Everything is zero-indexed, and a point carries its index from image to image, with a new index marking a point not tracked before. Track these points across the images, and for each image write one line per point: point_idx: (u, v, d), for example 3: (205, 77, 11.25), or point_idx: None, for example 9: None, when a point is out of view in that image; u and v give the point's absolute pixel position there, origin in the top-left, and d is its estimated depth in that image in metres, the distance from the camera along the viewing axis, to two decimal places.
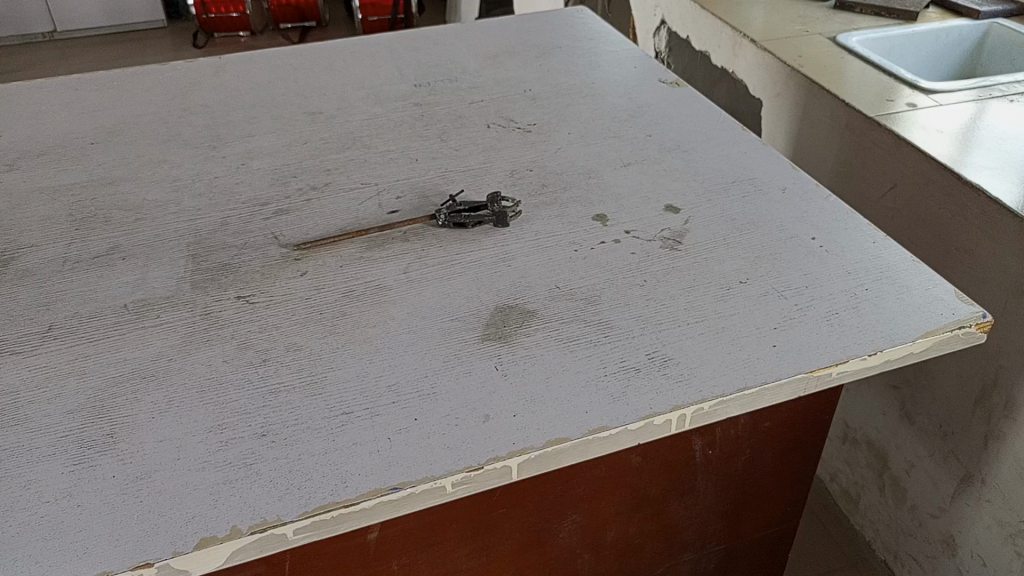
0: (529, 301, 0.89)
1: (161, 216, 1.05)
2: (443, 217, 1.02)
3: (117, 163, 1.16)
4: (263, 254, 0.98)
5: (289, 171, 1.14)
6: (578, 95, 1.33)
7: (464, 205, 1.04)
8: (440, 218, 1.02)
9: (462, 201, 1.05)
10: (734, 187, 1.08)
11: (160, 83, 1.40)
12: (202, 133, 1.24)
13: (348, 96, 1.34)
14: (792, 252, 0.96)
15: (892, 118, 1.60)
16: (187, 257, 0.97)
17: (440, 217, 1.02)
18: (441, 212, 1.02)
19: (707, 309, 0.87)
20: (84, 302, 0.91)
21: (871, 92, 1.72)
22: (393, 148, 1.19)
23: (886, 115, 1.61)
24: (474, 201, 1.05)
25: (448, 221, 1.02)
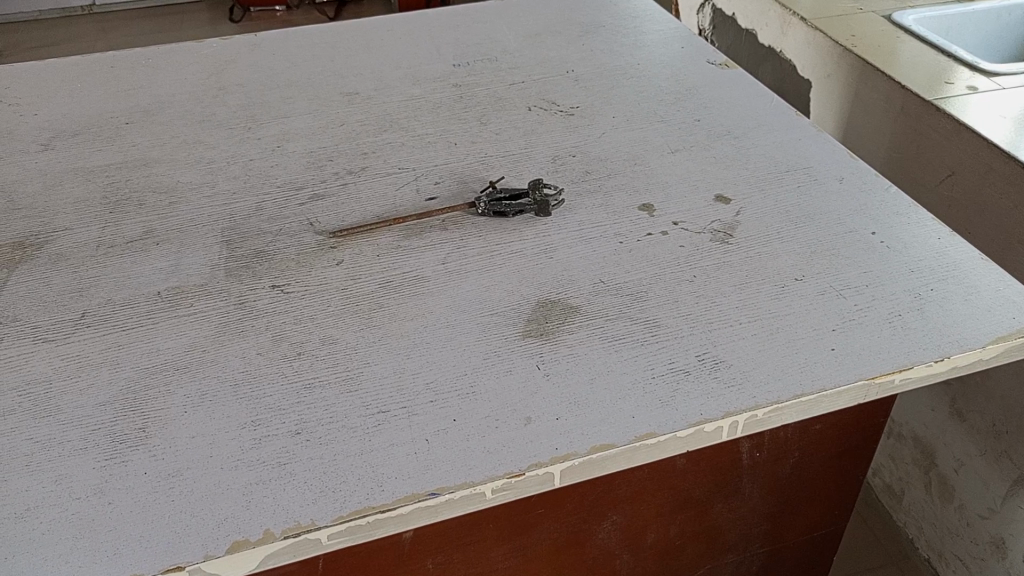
0: (572, 296, 0.85)
1: (195, 199, 1.03)
2: (483, 206, 0.98)
3: (151, 144, 1.14)
4: (298, 241, 0.95)
5: (325, 154, 1.11)
6: (623, 76, 1.28)
7: (509, 191, 1.00)
8: (480, 206, 0.98)
9: (507, 186, 1.02)
10: (788, 176, 1.02)
11: (195, 61, 1.37)
12: (237, 114, 1.21)
13: (386, 75, 1.30)
14: (850, 247, 0.90)
15: (951, 102, 1.53)
16: (221, 244, 0.95)
17: (480, 205, 0.98)
18: (481, 199, 0.98)
19: (761, 307, 0.83)
20: (117, 289, 0.89)
21: (929, 73, 1.64)
22: (431, 132, 1.15)
23: (944, 99, 1.54)
24: (518, 187, 1.01)
25: (489, 207, 0.98)
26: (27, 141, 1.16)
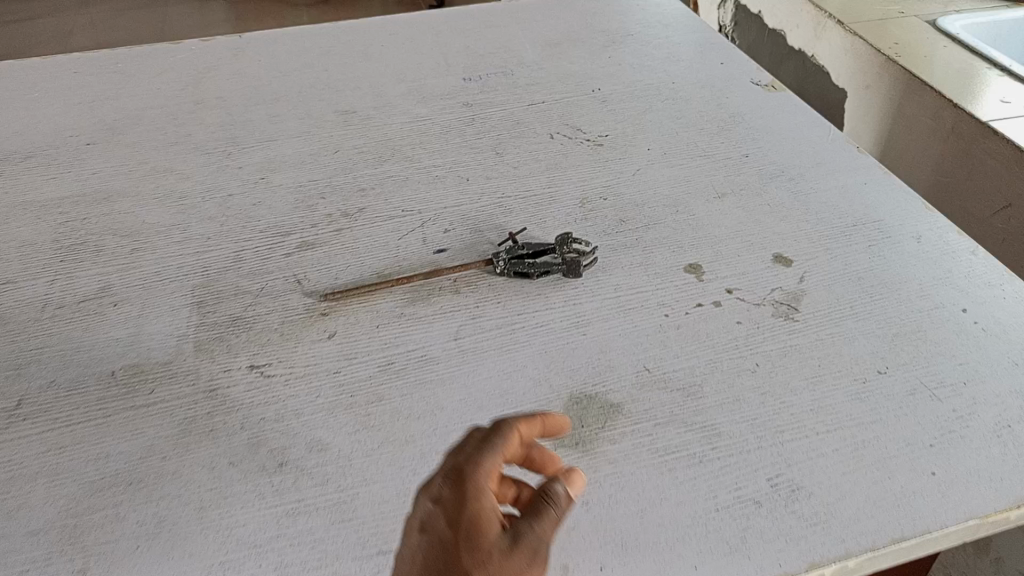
0: (612, 390, 0.71)
1: (163, 245, 0.88)
2: (502, 265, 0.83)
3: (114, 171, 0.99)
4: (282, 306, 0.80)
5: (315, 189, 0.96)
6: (657, 98, 1.13)
7: (533, 246, 0.85)
8: (498, 265, 0.83)
9: (531, 240, 0.87)
10: (856, 232, 0.88)
11: (170, 66, 1.21)
12: (216, 135, 1.05)
13: (386, 90, 1.15)
14: (940, 328, 0.76)
15: (1011, 125, 1.37)
16: (191, 307, 0.80)
17: (499, 264, 0.83)
18: (500, 256, 0.83)
19: (840, 412, 0.69)
20: (63, 368, 0.74)
21: (983, 90, 1.48)
22: (439, 163, 1.00)
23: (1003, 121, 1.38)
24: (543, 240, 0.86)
25: (509, 265, 0.83)
26: None
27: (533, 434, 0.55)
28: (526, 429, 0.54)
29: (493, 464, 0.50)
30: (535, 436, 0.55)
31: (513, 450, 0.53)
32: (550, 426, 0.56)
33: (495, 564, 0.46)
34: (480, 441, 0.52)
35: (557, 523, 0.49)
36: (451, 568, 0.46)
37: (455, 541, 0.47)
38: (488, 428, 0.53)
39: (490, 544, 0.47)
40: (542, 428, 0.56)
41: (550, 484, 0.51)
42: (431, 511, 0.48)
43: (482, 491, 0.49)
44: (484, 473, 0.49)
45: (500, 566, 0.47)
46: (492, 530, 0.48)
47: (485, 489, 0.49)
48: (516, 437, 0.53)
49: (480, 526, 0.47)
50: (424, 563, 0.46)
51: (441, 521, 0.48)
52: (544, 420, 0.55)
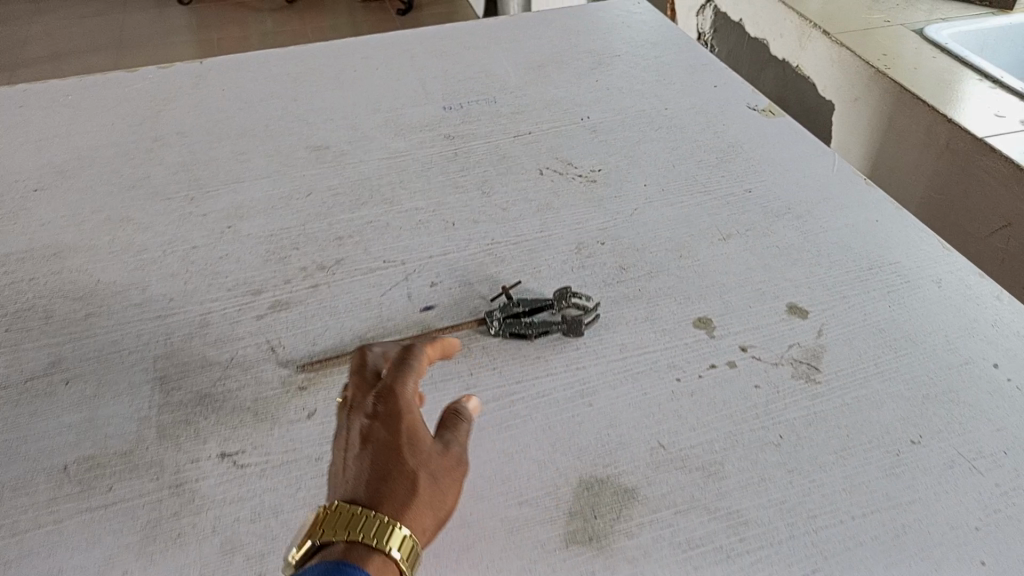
0: (625, 471, 0.65)
1: (120, 309, 0.80)
2: (497, 325, 0.76)
3: (65, 222, 0.90)
4: (256, 379, 0.72)
5: (288, 238, 0.88)
6: (650, 126, 1.06)
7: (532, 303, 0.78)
8: (493, 324, 0.76)
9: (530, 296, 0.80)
10: (873, 277, 0.82)
11: (125, 98, 1.12)
12: (177, 177, 0.97)
13: (361, 122, 1.07)
14: (972, 388, 0.71)
15: (1008, 141, 1.29)
16: (153, 383, 0.72)
17: (493, 323, 0.76)
18: (494, 314, 0.76)
19: (874, 491, 0.63)
20: (8, 462, 0.66)
21: (976, 103, 1.40)
22: (421, 205, 0.93)
23: (1000, 138, 1.30)
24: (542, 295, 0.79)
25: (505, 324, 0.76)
26: None
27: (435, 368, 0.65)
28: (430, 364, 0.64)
29: (412, 385, 0.59)
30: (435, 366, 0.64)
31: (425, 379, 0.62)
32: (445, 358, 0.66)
33: (430, 459, 0.54)
34: (398, 365, 0.61)
35: (468, 430, 0.58)
36: (395, 463, 0.53)
37: (395, 443, 0.54)
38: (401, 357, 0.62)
39: (425, 446, 0.55)
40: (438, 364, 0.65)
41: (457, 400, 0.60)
42: (371, 425, 0.56)
43: (410, 405, 0.57)
44: (407, 392, 0.58)
45: (436, 464, 0.54)
46: (424, 434, 0.56)
47: (411, 402, 0.57)
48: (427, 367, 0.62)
49: (415, 432, 0.55)
50: (369, 465, 0.53)
51: (381, 431, 0.55)
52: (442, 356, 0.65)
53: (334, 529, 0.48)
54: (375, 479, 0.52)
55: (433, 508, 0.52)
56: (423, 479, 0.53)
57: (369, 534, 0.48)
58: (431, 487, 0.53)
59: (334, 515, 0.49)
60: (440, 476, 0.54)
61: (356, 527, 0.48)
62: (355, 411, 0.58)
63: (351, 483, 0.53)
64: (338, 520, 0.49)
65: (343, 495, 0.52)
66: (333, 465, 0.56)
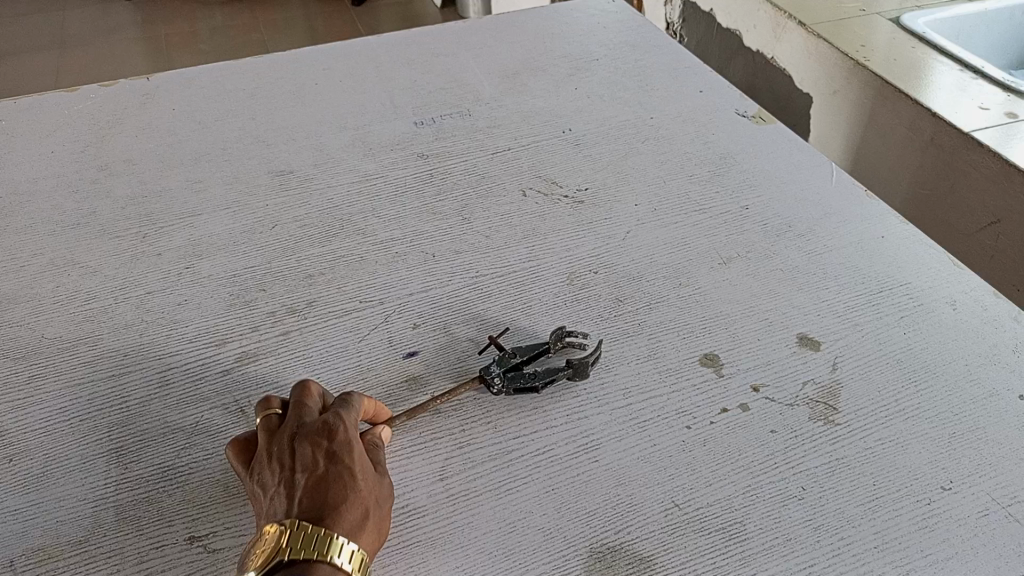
0: (639, 536, 0.59)
1: (67, 368, 0.72)
2: (501, 382, 0.68)
3: (2, 268, 0.81)
4: (225, 446, 0.65)
5: (254, 278, 0.81)
6: (636, 139, 1.00)
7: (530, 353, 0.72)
8: (495, 381, 0.68)
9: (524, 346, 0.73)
10: (884, 300, 0.77)
11: (66, 121, 1.03)
12: (127, 211, 0.89)
13: (327, 142, 1.00)
14: (998, 425, 0.66)
15: (996, 136, 1.22)
16: (108, 455, 0.65)
17: (496, 381, 0.68)
18: (493, 370, 0.69)
19: (908, 546, 0.58)
20: None
21: (962, 96, 1.33)
22: (398, 235, 0.86)
23: (988, 134, 1.23)
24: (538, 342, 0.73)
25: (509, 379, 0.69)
26: None
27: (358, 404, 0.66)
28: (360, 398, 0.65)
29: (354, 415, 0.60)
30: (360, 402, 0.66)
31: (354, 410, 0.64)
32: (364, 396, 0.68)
33: (375, 485, 0.56)
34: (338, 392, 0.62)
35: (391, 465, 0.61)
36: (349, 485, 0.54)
37: (349, 465, 0.55)
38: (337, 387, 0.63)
39: (371, 472, 0.57)
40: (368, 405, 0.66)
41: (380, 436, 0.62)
42: (317, 445, 0.56)
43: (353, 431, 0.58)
44: (349, 419, 0.59)
45: (379, 491, 0.56)
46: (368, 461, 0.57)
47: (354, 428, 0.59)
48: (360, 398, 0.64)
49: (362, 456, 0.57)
50: (323, 485, 0.54)
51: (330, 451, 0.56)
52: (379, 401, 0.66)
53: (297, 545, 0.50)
54: (332, 499, 0.53)
55: (377, 534, 0.55)
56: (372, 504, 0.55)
57: (333, 551, 0.50)
58: (377, 513, 0.55)
59: (296, 532, 0.50)
60: (383, 503, 0.56)
61: (321, 545, 0.50)
62: (295, 427, 0.58)
63: (300, 501, 0.53)
64: (303, 537, 0.50)
65: (294, 512, 0.52)
66: (268, 482, 0.55)
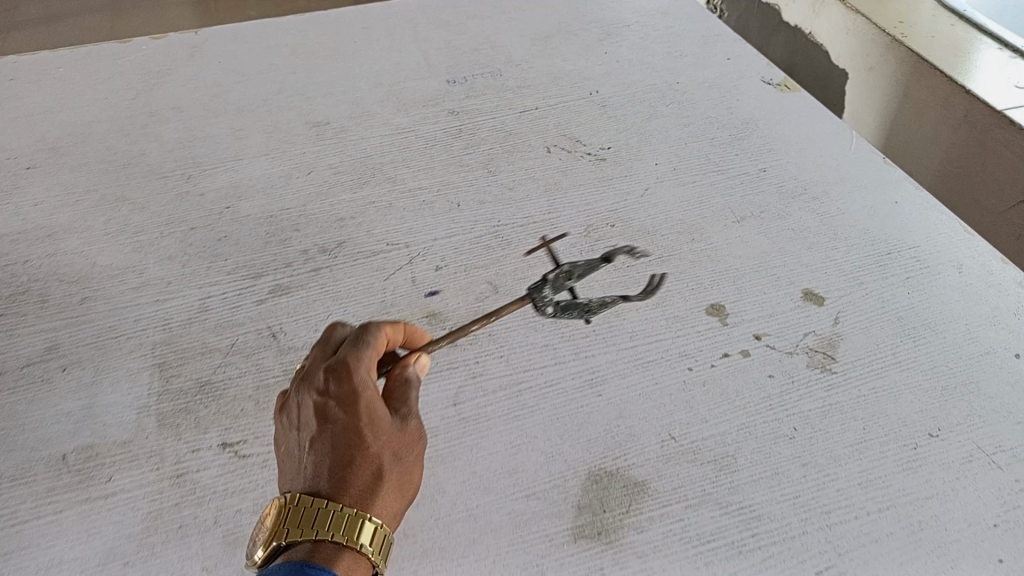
0: (635, 463, 0.63)
1: (116, 292, 0.78)
2: (551, 306, 0.76)
3: (58, 201, 0.88)
4: (257, 366, 0.71)
5: (290, 219, 0.86)
6: (661, 102, 1.03)
7: (568, 278, 0.79)
8: (545, 307, 0.76)
9: (556, 269, 0.80)
10: (892, 261, 0.80)
11: (119, 70, 1.09)
12: (173, 154, 0.94)
13: (363, 97, 1.04)
14: (992, 379, 0.69)
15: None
16: (152, 369, 0.71)
17: (547, 307, 0.76)
18: (543, 295, 0.76)
19: (890, 484, 0.61)
20: (6, 451, 0.65)
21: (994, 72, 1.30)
22: (426, 184, 0.90)
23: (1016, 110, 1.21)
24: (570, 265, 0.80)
25: (562, 309, 0.76)
26: None
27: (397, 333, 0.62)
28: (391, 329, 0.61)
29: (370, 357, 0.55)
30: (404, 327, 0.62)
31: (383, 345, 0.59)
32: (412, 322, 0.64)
33: (390, 441, 0.52)
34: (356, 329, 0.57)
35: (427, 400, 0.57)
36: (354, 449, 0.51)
37: (355, 424, 0.51)
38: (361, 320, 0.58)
39: (384, 426, 0.53)
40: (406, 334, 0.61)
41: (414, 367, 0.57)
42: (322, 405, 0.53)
43: (364, 379, 0.54)
44: (363, 363, 0.54)
45: (399, 443, 0.53)
46: (383, 412, 0.53)
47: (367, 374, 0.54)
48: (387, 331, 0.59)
49: (373, 408, 0.53)
50: (329, 451, 0.51)
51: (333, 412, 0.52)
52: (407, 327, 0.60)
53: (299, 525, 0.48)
54: (337, 467, 0.50)
55: (400, 490, 0.52)
56: (387, 463, 0.52)
57: (338, 531, 0.47)
58: (395, 470, 0.52)
59: (297, 511, 0.48)
60: (403, 455, 0.53)
61: (323, 523, 0.47)
62: (307, 379, 0.55)
63: (308, 469, 0.51)
64: (304, 518, 0.48)
65: (302, 483, 0.51)
66: (286, 444, 0.54)
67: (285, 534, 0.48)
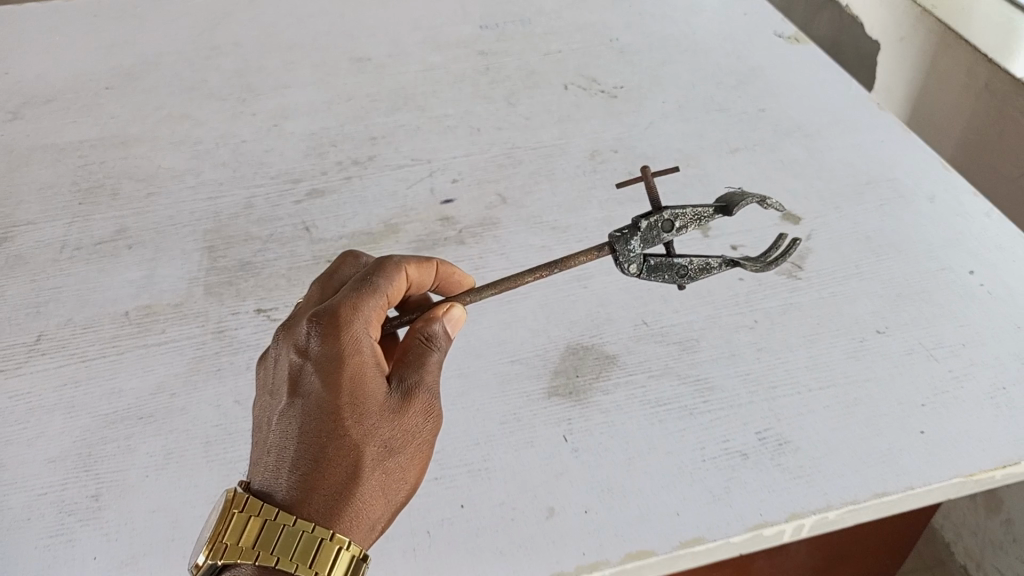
0: (609, 341, 0.72)
1: (176, 190, 0.90)
2: (644, 268, 0.60)
3: (131, 116, 1.00)
4: (291, 252, 0.82)
5: (328, 137, 0.97)
6: (676, 50, 1.11)
7: (669, 229, 0.60)
8: (633, 268, 0.60)
9: (656, 218, 0.59)
10: (869, 191, 0.86)
11: (188, 10, 1.21)
12: (231, 81, 1.06)
13: (402, 38, 1.14)
14: (944, 291, 0.75)
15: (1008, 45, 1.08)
16: (202, 250, 0.82)
17: (640, 270, 0.60)
18: (636, 254, 0.59)
19: (835, 369, 0.69)
20: (81, 306, 0.77)
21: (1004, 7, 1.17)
22: (451, 112, 1.00)
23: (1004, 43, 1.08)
24: (676, 214, 0.58)
25: (651, 271, 0.60)
26: None
27: (415, 279, 0.59)
28: (410, 272, 0.58)
29: (366, 320, 0.52)
30: (427, 277, 0.60)
31: (393, 296, 0.56)
32: (445, 276, 0.62)
33: (381, 424, 0.49)
34: (360, 283, 0.54)
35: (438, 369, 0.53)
36: (333, 433, 0.48)
37: (338, 404, 0.49)
38: (373, 270, 0.56)
39: (375, 404, 0.50)
40: (438, 277, 0.61)
41: (431, 327, 0.53)
42: (308, 370, 0.50)
43: (357, 344, 0.51)
44: (359, 328, 0.52)
45: (388, 428, 0.50)
46: (375, 390, 0.50)
47: (361, 340, 0.51)
48: (397, 281, 0.56)
49: (363, 383, 0.50)
50: (306, 430, 0.48)
51: (317, 383, 0.50)
52: (439, 266, 0.60)
53: (236, 546, 0.45)
54: (313, 452, 0.48)
55: (384, 479, 0.49)
56: (370, 450, 0.49)
57: (279, 557, 0.44)
58: (381, 457, 0.49)
59: (246, 529, 0.45)
60: (392, 442, 0.50)
61: (272, 546, 0.44)
62: (295, 336, 0.53)
63: (280, 444, 0.49)
64: (252, 537, 0.45)
65: (274, 461, 0.48)
66: (269, 407, 0.52)
67: (223, 557, 0.45)
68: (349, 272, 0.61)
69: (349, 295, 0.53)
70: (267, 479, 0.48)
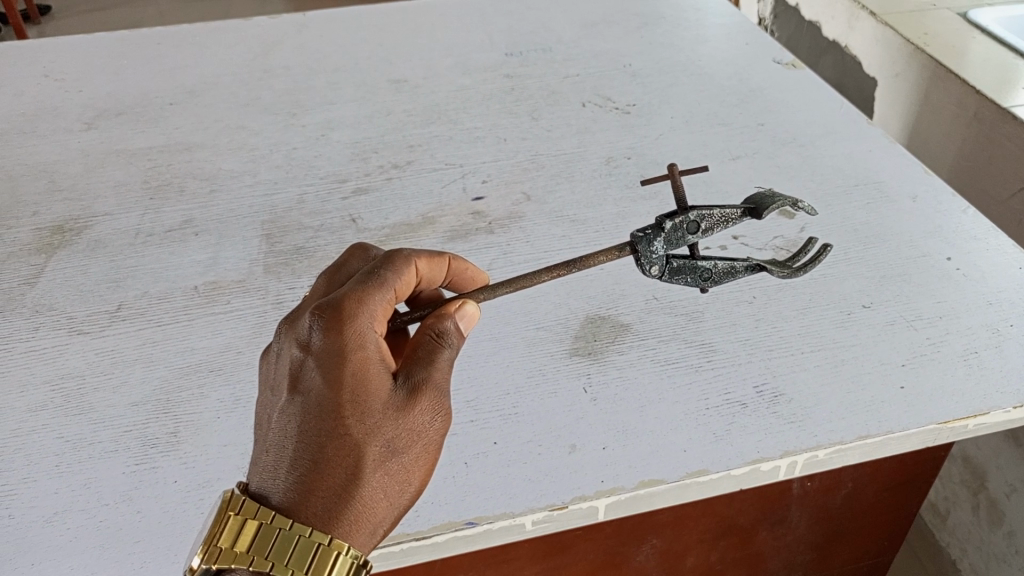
0: (623, 312, 0.81)
1: (236, 188, 1.01)
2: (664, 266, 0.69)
3: (193, 128, 1.12)
4: (340, 238, 0.92)
5: (370, 144, 1.08)
6: (683, 74, 1.22)
7: (694, 231, 0.68)
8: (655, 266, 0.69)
9: (681, 218, 0.67)
10: (858, 191, 0.96)
11: (242, 40, 1.34)
12: (282, 98, 1.18)
13: (436, 63, 1.26)
14: (924, 273, 0.84)
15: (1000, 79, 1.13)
16: (261, 237, 0.93)
17: (661, 267, 0.69)
18: (659, 253, 0.68)
19: (826, 337, 0.78)
20: (155, 281, 0.87)
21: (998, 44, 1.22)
22: (480, 125, 1.11)
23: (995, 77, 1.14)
24: (701, 217, 0.67)
25: (673, 272, 0.70)
26: (72, 119, 1.14)
27: (424, 272, 0.67)
28: (419, 265, 0.66)
29: (366, 317, 0.58)
30: (433, 273, 0.68)
31: (401, 288, 0.63)
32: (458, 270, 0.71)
33: (383, 424, 0.55)
34: (363, 281, 0.61)
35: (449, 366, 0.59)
36: (336, 431, 0.54)
37: (339, 404, 0.55)
38: (378, 269, 0.62)
39: (378, 401, 0.56)
40: (450, 271, 0.70)
41: (442, 324, 0.59)
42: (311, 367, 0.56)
43: (360, 341, 0.57)
44: (360, 325, 0.58)
45: (389, 427, 0.55)
46: (378, 389, 0.56)
47: (364, 336, 0.57)
48: (403, 276, 0.63)
49: (365, 379, 0.56)
50: (309, 430, 0.54)
51: (320, 380, 0.56)
52: (451, 261, 0.69)
53: (238, 550, 0.53)
54: (318, 450, 0.54)
55: (385, 476, 0.55)
56: (371, 447, 0.55)
57: (275, 561, 0.51)
58: (382, 454, 0.55)
59: (243, 532, 0.53)
60: (393, 442, 0.56)
61: (266, 551, 0.52)
62: (298, 331, 0.59)
63: (282, 439, 0.55)
64: (248, 541, 0.52)
65: (277, 454, 0.55)
66: (274, 400, 0.58)
67: (220, 558, 0.53)
68: (356, 265, 0.68)
69: (353, 292, 0.59)
70: (273, 473, 0.54)
